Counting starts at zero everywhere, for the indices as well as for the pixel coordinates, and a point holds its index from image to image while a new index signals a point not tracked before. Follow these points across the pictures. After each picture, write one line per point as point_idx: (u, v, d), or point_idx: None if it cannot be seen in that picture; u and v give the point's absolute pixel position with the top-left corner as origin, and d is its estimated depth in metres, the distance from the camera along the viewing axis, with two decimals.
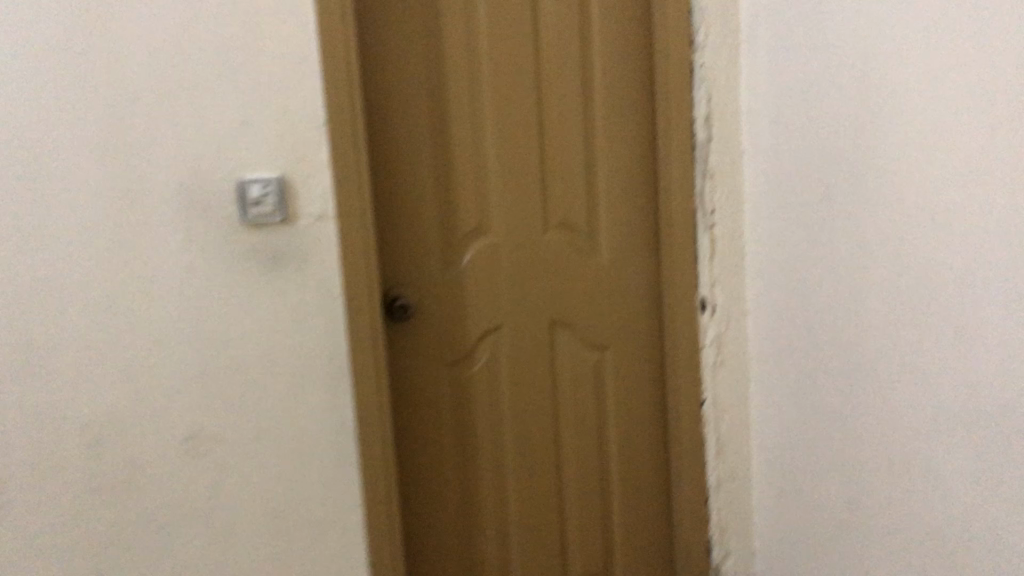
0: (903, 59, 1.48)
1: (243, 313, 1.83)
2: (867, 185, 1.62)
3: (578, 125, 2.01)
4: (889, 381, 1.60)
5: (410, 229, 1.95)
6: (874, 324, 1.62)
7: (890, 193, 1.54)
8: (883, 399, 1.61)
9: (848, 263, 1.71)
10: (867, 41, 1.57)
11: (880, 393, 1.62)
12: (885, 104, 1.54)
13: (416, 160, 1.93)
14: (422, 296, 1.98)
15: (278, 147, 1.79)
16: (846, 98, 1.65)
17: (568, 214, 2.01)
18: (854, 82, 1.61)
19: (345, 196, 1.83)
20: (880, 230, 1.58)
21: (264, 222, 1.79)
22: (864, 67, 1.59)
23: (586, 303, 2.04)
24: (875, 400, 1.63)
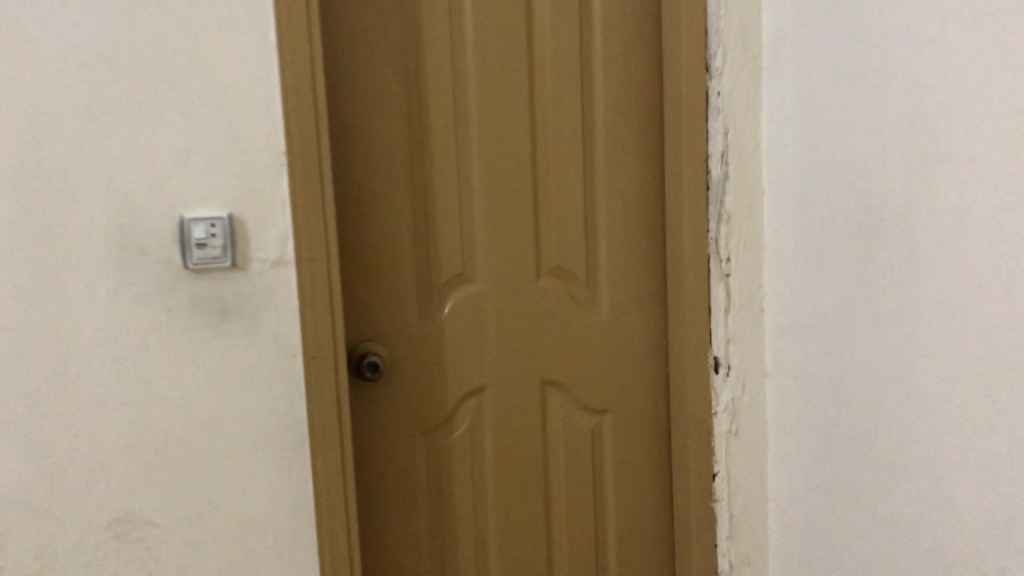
0: (967, 94, 1.23)
1: (183, 377, 1.53)
2: (916, 241, 1.37)
3: (576, 158, 1.76)
4: (941, 471, 1.35)
5: (382, 277, 1.66)
6: (915, 399, 1.38)
7: (949, 252, 1.29)
8: (933, 491, 1.37)
9: (884, 329, 1.45)
10: (917, 72, 1.32)
11: (931, 483, 1.37)
12: (942, 147, 1.29)
13: (390, 197, 1.65)
14: (394, 355, 1.69)
15: (229, 179, 1.51)
16: (888, 137, 1.40)
17: (563, 258, 1.77)
18: (903, 119, 1.36)
19: (308, 238, 1.54)
20: (934, 293, 1.33)
21: (210, 267, 1.51)
22: (913, 102, 1.34)
23: (582, 360, 1.79)
24: (924, 491, 1.39)
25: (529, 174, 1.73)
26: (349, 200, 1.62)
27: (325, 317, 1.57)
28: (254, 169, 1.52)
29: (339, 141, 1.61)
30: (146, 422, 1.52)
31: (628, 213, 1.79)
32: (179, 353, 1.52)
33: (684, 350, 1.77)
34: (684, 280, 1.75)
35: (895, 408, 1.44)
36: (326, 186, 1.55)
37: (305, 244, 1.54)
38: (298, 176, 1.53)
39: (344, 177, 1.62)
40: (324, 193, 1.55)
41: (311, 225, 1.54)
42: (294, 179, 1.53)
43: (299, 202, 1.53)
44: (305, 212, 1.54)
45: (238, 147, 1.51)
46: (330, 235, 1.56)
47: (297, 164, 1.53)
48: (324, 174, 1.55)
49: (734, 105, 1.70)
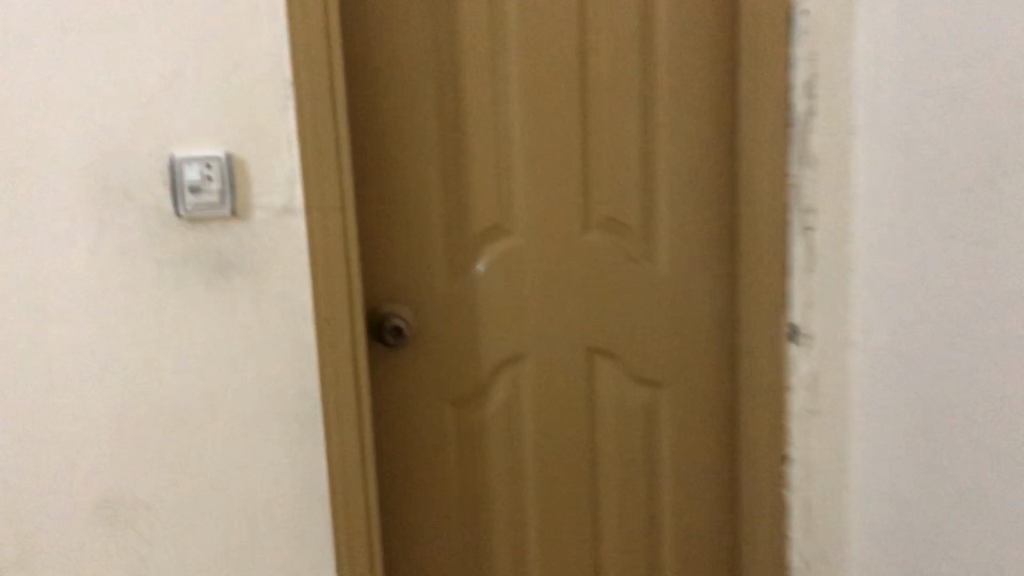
0: None
1: (177, 342, 1.33)
2: None
3: (634, 93, 1.51)
4: None
5: (406, 230, 1.45)
6: None
7: None
8: None
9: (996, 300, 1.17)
10: None
11: None
12: None
13: (414, 138, 1.43)
14: (420, 319, 1.48)
15: (226, 112, 1.30)
16: (1009, 62, 1.11)
17: (616, 209, 1.53)
18: None
19: (319, 183, 1.33)
20: None
21: (205, 214, 1.31)
22: None
23: (635, 326, 1.57)
24: None
25: (577, 111, 1.49)
26: (367, 141, 1.40)
27: (340, 275, 1.36)
28: (256, 101, 1.31)
29: (355, 75, 1.39)
30: (136, 393, 1.33)
31: (694, 158, 1.54)
32: (173, 314, 1.33)
33: (754, 317, 1.53)
34: (758, 235, 1.50)
35: (1005, 398, 1.17)
36: (340, 123, 1.34)
37: (315, 191, 1.34)
38: (307, 111, 1.31)
39: (361, 115, 1.40)
40: (338, 131, 1.34)
41: (322, 169, 1.33)
42: (302, 114, 1.31)
43: (308, 142, 1.32)
44: (315, 154, 1.33)
45: (236, 75, 1.30)
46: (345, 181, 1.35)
47: (306, 97, 1.31)
48: (337, 109, 1.34)
49: (824, 28, 1.43)
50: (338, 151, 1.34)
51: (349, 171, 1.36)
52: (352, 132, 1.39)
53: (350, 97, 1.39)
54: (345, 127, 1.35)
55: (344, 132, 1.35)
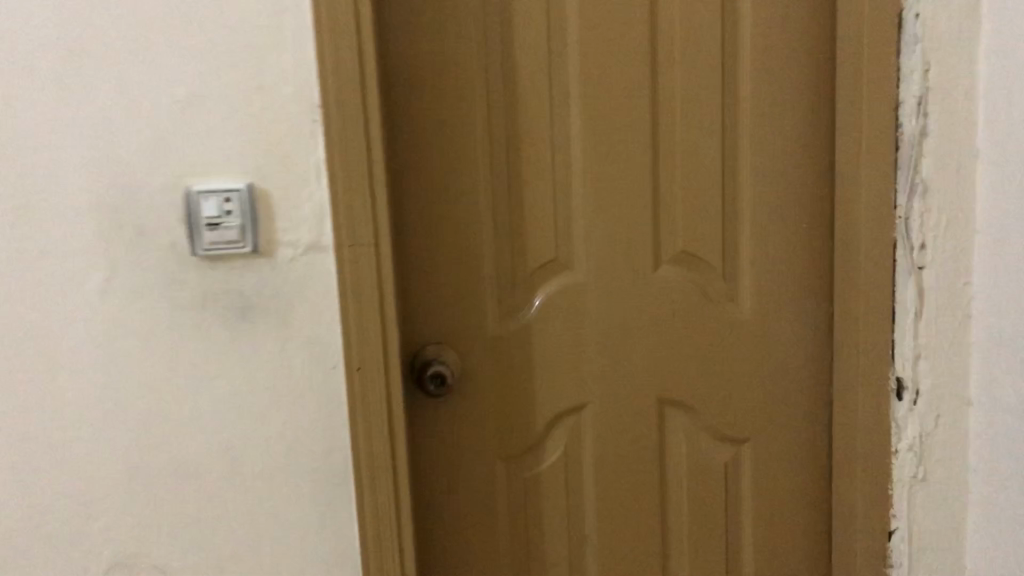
0: None
1: (196, 391, 1.21)
2: None
3: (714, 111, 1.32)
4: None
5: (451, 265, 1.31)
6: None
7: None
8: None
9: None
10: None
11: None
12: None
13: (462, 163, 1.29)
14: (467, 362, 1.33)
15: (247, 138, 1.16)
16: None
17: (691, 241, 1.35)
18: None
19: (350, 217, 1.18)
20: None
21: (224, 252, 1.18)
22: None
23: (713, 373, 1.38)
24: None
25: (648, 132, 1.31)
26: (408, 167, 1.28)
27: (374, 319, 1.21)
28: (280, 126, 1.17)
29: (394, 96, 1.26)
30: (151, 445, 1.22)
31: (783, 183, 1.35)
32: (191, 360, 1.21)
33: (852, 364, 1.34)
34: (856, 272, 1.30)
35: None
36: (376, 150, 1.19)
37: (346, 226, 1.19)
38: (338, 136, 1.17)
39: (402, 139, 1.27)
40: (372, 158, 1.19)
41: (354, 201, 1.18)
42: (331, 140, 1.17)
43: (337, 172, 1.17)
44: (347, 184, 1.18)
45: (259, 98, 1.16)
46: (379, 214, 1.20)
47: (337, 121, 1.17)
48: (373, 134, 1.18)
49: (941, 30, 1.21)
50: (371, 181, 1.19)
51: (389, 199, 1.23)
52: (392, 160, 1.27)
53: (388, 119, 1.26)
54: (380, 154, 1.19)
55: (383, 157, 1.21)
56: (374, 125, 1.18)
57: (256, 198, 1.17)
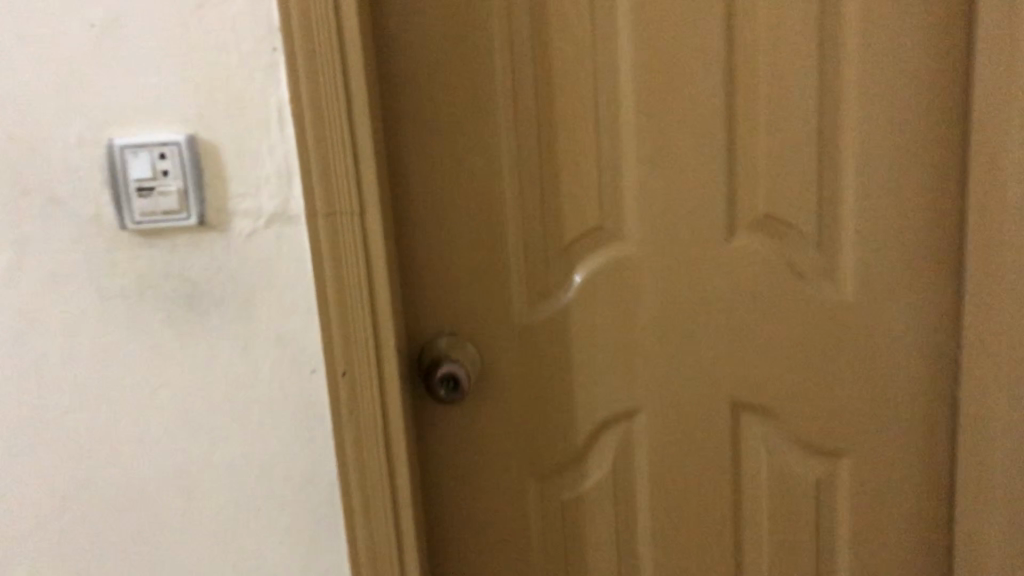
0: None
1: (136, 403, 0.94)
2: None
3: (809, 29, 0.99)
4: None
5: (465, 236, 1.03)
6: None
7: None
8: None
9: None
10: None
11: None
12: None
13: (476, 104, 0.99)
14: (487, 357, 1.06)
15: (186, 75, 0.88)
16: None
17: (776, 203, 1.03)
18: None
19: (325, 178, 0.90)
20: None
21: (162, 225, 0.90)
22: None
23: (802, 369, 1.08)
24: None
25: (720, 59, 1.00)
26: (406, 110, 0.98)
27: (361, 310, 0.94)
28: (228, 57, 0.88)
29: (385, 19, 0.96)
30: (83, 472, 0.96)
31: (901, 124, 1.02)
32: (127, 364, 0.94)
33: (987, 359, 1.03)
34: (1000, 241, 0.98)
35: None
36: (358, 89, 0.89)
37: (321, 191, 0.90)
38: (305, 71, 0.88)
39: (398, 74, 0.98)
40: (353, 99, 0.90)
41: (330, 158, 0.90)
42: (297, 77, 0.88)
43: (307, 119, 0.88)
44: (319, 135, 0.89)
45: (199, 20, 0.87)
46: (364, 174, 0.91)
47: (303, 51, 0.87)
48: (353, 67, 0.89)
49: None
50: (352, 129, 0.90)
51: (382, 154, 0.95)
52: (387, 103, 0.98)
53: (378, 49, 0.97)
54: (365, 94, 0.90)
55: (371, 100, 0.93)
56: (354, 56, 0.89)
57: (201, 153, 0.89)
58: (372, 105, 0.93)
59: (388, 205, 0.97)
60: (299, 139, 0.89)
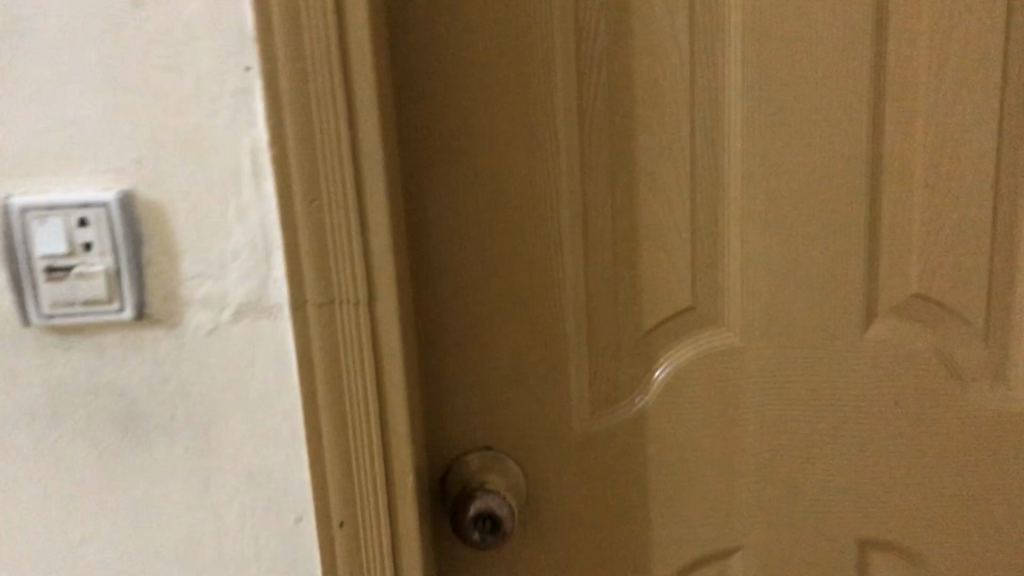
0: None
1: (51, 562, 0.67)
2: None
3: (992, 50, 0.72)
4: None
5: (509, 323, 0.76)
6: None
7: None
8: None
9: None
10: None
11: None
12: None
13: (530, 147, 0.72)
14: (535, 482, 0.79)
15: (120, 107, 0.61)
16: None
17: (929, 283, 0.76)
18: None
19: (320, 259, 0.63)
20: None
21: (83, 321, 0.63)
22: None
23: (958, 500, 0.81)
24: None
25: (867, 91, 0.72)
26: (433, 154, 0.72)
27: (366, 435, 0.67)
28: (180, 82, 0.61)
29: (407, 29, 0.69)
30: None
31: None
32: (33, 513, 0.66)
33: None
34: None
35: None
36: (368, 132, 0.62)
37: (315, 277, 0.63)
38: (293, 107, 0.60)
39: (423, 106, 0.71)
40: (359, 146, 0.63)
41: (328, 229, 0.63)
42: (282, 115, 0.60)
43: (295, 174, 0.61)
44: (313, 199, 0.62)
45: (137, 29, 0.60)
46: (373, 250, 0.65)
47: (291, 79, 0.60)
48: (360, 102, 0.62)
49: None
50: (357, 188, 0.63)
51: (400, 218, 0.68)
52: (407, 142, 0.71)
53: (396, 70, 0.70)
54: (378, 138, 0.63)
55: (388, 144, 0.66)
56: (362, 86, 0.61)
57: (140, 218, 0.62)
58: (388, 152, 0.66)
59: (406, 286, 0.70)
60: (283, 203, 0.62)
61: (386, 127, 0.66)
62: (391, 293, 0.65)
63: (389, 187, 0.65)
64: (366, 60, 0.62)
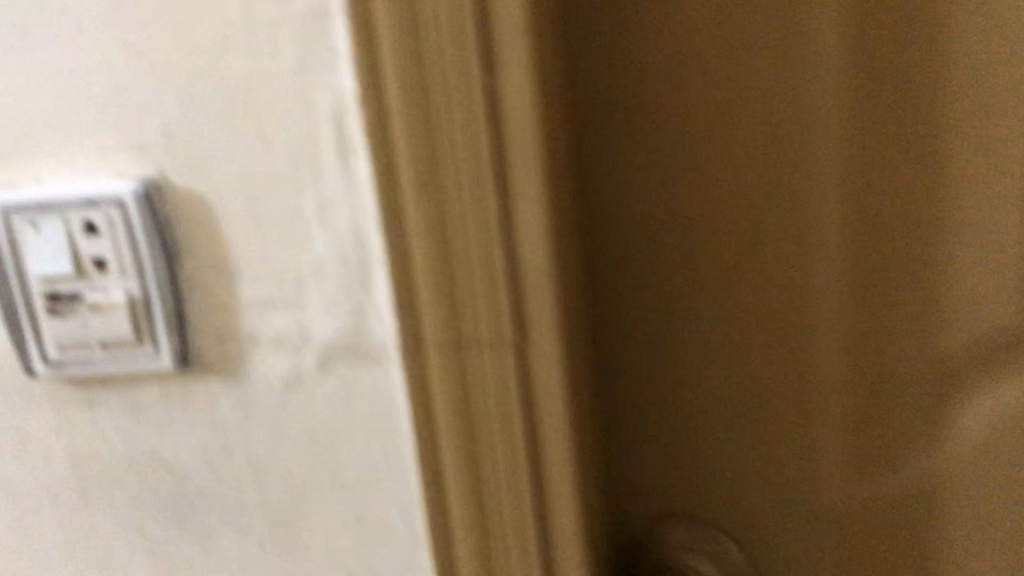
0: None
1: None
2: None
3: None
4: None
5: (737, 344, 0.54)
6: None
7: None
8: None
9: None
10: None
11: None
12: None
13: (774, 122, 0.49)
14: (757, 572, 0.58)
15: (133, 48, 0.39)
16: None
17: None
18: None
19: (444, 296, 0.40)
20: None
21: (104, 370, 0.43)
22: None
23: None
24: None
25: None
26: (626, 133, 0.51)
27: (524, 563, 0.44)
28: (223, 3, 0.38)
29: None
30: None
31: None
32: None
33: None
34: None
35: None
36: (518, 95, 0.38)
37: (437, 323, 0.41)
38: (392, 57, 0.37)
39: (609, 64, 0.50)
40: (502, 120, 0.38)
41: (452, 235, 0.39)
42: (375, 69, 0.37)
43: (400, 160, 0.38)
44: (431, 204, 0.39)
45: None
46: (529, 285, 0.40)
47: (386, 10, 0.36)
48: (504, 45, 0.37)
49: None
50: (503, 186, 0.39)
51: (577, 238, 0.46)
52: (597, 87, 0.50)
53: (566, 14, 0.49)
54: (537, 102, 0.39)
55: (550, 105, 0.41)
56: (507, 17, 0.37)
57: (174, 220, 0.41)
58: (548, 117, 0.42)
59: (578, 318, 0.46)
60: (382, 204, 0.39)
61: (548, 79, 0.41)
62: (556, 346, 0.42)
63: (553, 178, 0.41)
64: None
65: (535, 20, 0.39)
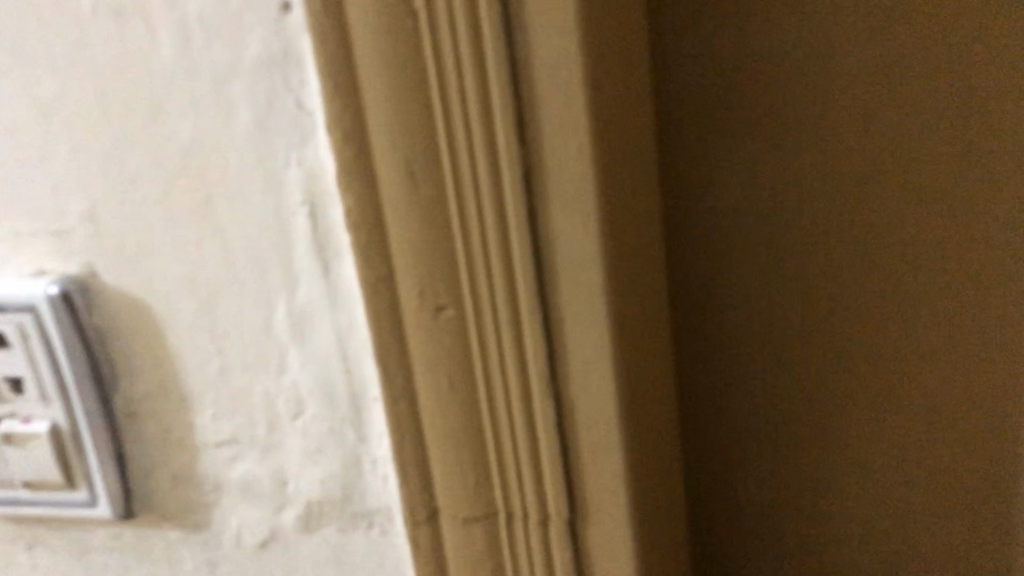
0: None
1: None
2: None
3: None
4: None
5: (889, 449, 0.43)
6: None
7: None
8: None
9: None
10: None
11: None
12: None
13: (945, 240, 0.38)
14: None
15: (44, 104, 0.29)
16: None
17: None
18: None
19: (468, 450, 0.29)
20: None
21: (31, 513, 0.33)
22: None
23: None
24: None
25: None
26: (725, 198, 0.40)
27: None
28: (149, 46, 0.27)
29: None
30: None
31: None
32: None
33: None
34: None
35: None
36: (576, 186, 0.25)
37: (460, 488, 0.29)
38: (393, 130, 0.25)
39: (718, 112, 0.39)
40: (552, 222, 0.26)
41: (483, 369, 0.28)
42: (371, 146, 0.26)
43: (403, 266, 0.27)
44: (449, 329, 0.27)
45: None
46: (589, 440, 0.29)
47: (381, 62, 0.24)
48: (555, 114, 0.25)
49: None
50: (552, 308, 0.27)
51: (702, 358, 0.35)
52: (709, 139, 0.39)
53: (660, 35, 0.38)
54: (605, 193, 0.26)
55: (630, 182, 0.29)
56: (559, 74, 0.24)
57: (111, 329, 0.31)
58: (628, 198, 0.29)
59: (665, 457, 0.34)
60: (379, 327, 0.28)
61: (629, 147, 0.28)
62: (632, 521, 0.30)
63: (632, 289, 0.28)
64: (573, 5, 0.23)
65: (609, 68, 0.26)
